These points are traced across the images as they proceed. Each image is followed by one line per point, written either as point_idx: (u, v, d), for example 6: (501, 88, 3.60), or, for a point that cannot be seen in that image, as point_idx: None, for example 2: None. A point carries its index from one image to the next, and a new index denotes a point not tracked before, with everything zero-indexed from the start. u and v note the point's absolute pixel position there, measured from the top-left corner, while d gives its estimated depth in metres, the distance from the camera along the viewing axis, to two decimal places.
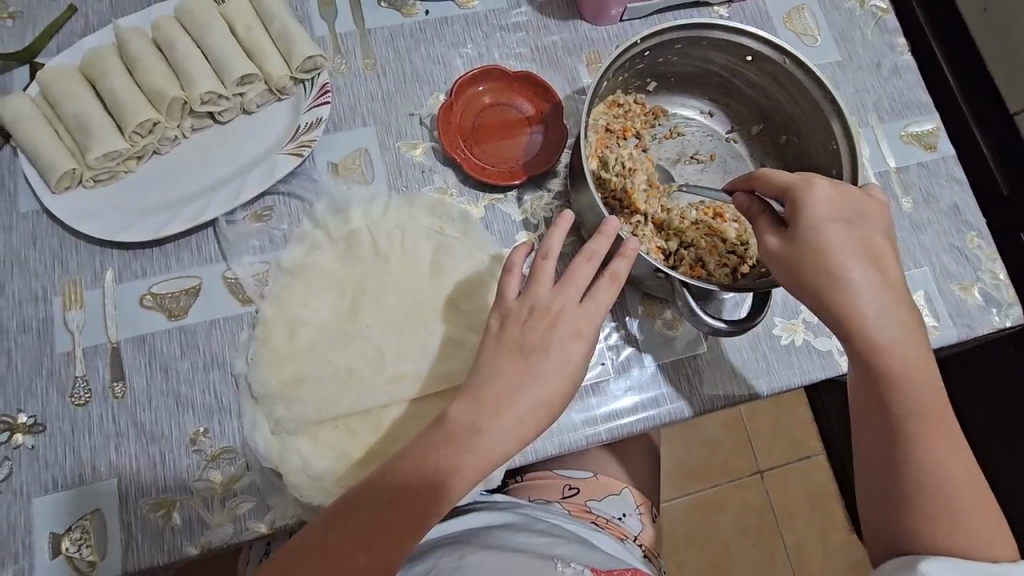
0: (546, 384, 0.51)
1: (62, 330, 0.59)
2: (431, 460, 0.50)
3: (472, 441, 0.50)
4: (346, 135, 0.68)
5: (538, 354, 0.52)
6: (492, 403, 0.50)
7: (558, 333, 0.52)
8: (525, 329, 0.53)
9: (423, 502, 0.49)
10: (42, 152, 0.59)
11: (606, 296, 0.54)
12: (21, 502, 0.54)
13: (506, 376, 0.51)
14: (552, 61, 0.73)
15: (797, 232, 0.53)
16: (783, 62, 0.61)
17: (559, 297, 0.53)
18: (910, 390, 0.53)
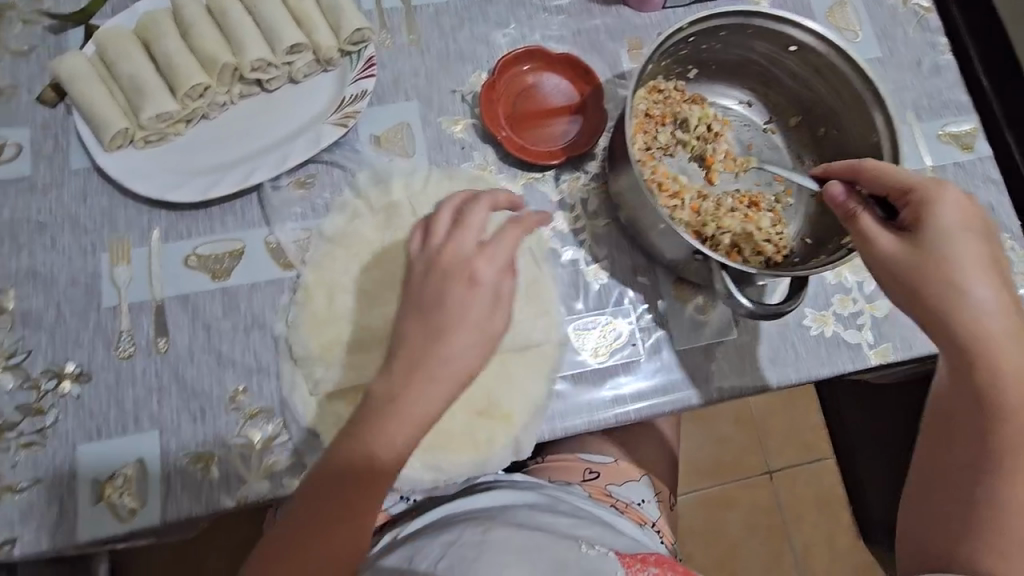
0: (432, 357, 0.50)
1: (110, 285, 0.60)
2: (365, 441, 0.49)
3: (385, 420, 0.49)
4: (390, 109, 0.69)
5: (419, 313, 0.50)
6: (398, 387, 0.49)
7: (442, 290, 0.50)
8: (416, 292, 0.51)
9: (363, 481, 0.49)
10: (97, 111, 0.60)
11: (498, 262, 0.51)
12: (66, 448, 0.56)
13: (406, 348, 0.50)
14: (593, 45, 0.74)
15: (925, 233, 0.52)
16: (827, 52, 0.61)
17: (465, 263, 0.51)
18: (1009, 414, 0.50)
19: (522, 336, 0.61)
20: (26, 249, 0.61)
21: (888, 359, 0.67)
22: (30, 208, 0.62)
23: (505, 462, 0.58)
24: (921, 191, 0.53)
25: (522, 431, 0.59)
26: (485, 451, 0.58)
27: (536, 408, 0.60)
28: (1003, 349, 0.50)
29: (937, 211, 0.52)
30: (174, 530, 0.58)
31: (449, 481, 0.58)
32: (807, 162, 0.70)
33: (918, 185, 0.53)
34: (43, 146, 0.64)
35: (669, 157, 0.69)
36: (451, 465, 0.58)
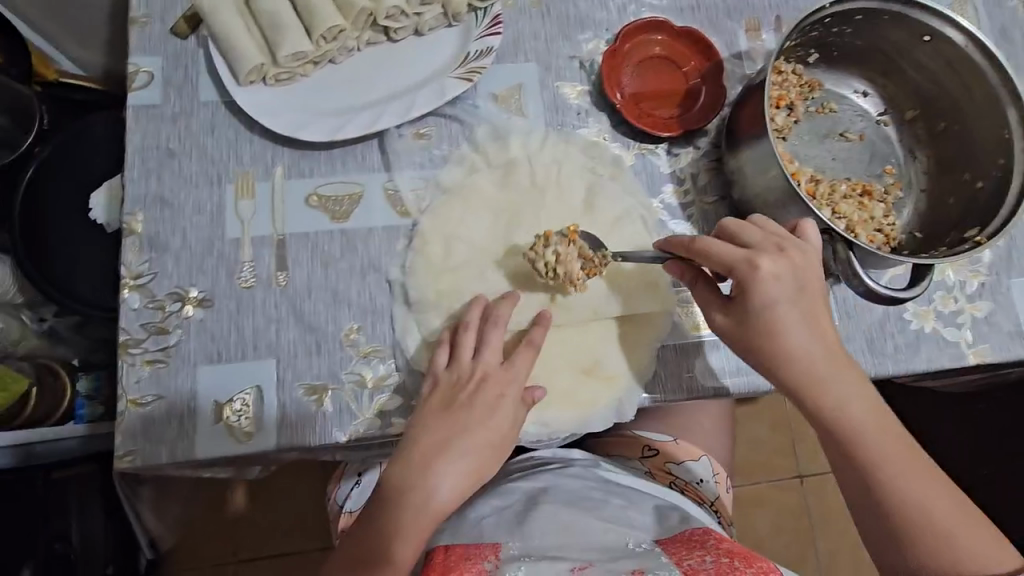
0: (473, 434, 0.55)
1: (234, 216, 0.62)
2: (437, 437, 0.55)
3: (425, 479, 0.54)
4: (509, 68, 0.69)
5: (465, 409, 0.55)
6: (431, 449, 0.54)
7: (485, 393, 0.56)
8: (457, 390, 0.56)
9: (411, 477, 0.54)
10: (237, 45, 0.61)
11: (521, 360, 0.57)
12: (188, 368, 0.58)
13: (438, 430, 0.55)
14: (712, 21, 0.73)
15: (754, 299, 0.54)
16: (966, 45, 0.61)
17: (482, 364, 0.57)
18: (860, 442, 0.54)
19: (633, 303, 0.61)
20: (155, 174, 0.62)
21: (986, 360, 0.66)
22: (159, 134, 0.63)
23: (608, 422, 0.59)
24: (740, 261, 0.54)
25: (627, 394, 0.60)
26: (589, 410, 0.59)
27: (641, 374, 0.60)
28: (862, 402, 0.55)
29: (762, 272, 0.54)
30: (280, 458, 0.60)
31: (552, 435, 0.59)
32: (920, 157, 0.70)
33: (743, 252, 0.54)
34: (174, 76, 0.65)
35: (782, 140, 0.69)
36: (555, 419, 0.59)
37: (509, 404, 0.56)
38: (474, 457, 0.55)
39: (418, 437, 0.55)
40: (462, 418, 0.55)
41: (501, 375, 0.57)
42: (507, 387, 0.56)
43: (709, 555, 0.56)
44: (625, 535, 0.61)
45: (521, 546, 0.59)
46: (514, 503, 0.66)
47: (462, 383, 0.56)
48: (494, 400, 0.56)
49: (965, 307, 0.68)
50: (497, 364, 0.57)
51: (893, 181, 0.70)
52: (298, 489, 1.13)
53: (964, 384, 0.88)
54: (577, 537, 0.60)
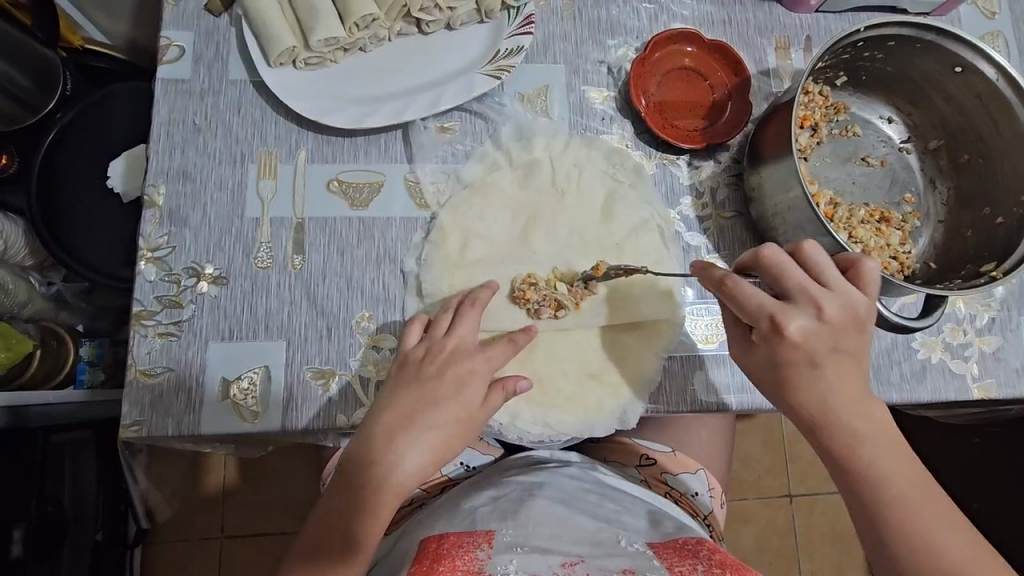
0: (441, 408, 0.53)
1: (254, 196, 0.62)
2: (403, 409, 0.53)
3: (392, 446, 0.52)
4: (536, 69, 0.69)
5: (433, 381, 0.54)
6: (406, 415, 0.53)
7: (453, 371, 0.54)
8: (424, 364, 0.54)
9: (372, 453, 0.52)
10: (269, 26, 0.62)
11: (499, 352, 0.56)
12: (199, 343, 0.58)
13: (403, 404, 0.53)
14: (742, 37, 0.73)
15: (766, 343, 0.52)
16: (997, 80, 0.61)
17: (455, 339, 0.56)
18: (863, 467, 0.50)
19: (645, 311, 0.61)
20: (179, 149, 0.62)
21: (990, 395, 0.66)
22: (186, 109, 0.63)
23: (610, 428, 0.59)
24: (768, 319, 0.51)
25: (632, 402, 0.60)
26: (593, 415, 0.59)
27: (648, 384, 0.60)
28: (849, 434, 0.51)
29: (790, 334, 0.50)
30: (283, 439, 0.60)
31: (553, 437, 0.59)
32: (940, 188, 0.70)
33: (773, 304, 0.51)
34: (203, 53, 0.65)
35: (804, 160, 0.69)
36: (561, 423, 0.59)
37: (478, 383, 0.55)
38: (443, 430, 0.53)
39: (382, 413, 0.53)
40: (429, 392, 0.53)
41: (472, 353, 0.55)
42: (479, 359, 0.55)
43: (701, 564, 0.55)
44: (618, 534, 0.62)
45: (517, 535, 0.59)
46: (511, 494, 0.67)
47: (432, 353, 0.55)
48: (465, 377, 0.54)
49: (973, 341, 0.68)
50: (473, 345, 0.56)
51: (912, 210, 0.70)
52: (291, 472, 1.13)
53: (963, 416, 0.88)
54: (571, 531, 0.61)
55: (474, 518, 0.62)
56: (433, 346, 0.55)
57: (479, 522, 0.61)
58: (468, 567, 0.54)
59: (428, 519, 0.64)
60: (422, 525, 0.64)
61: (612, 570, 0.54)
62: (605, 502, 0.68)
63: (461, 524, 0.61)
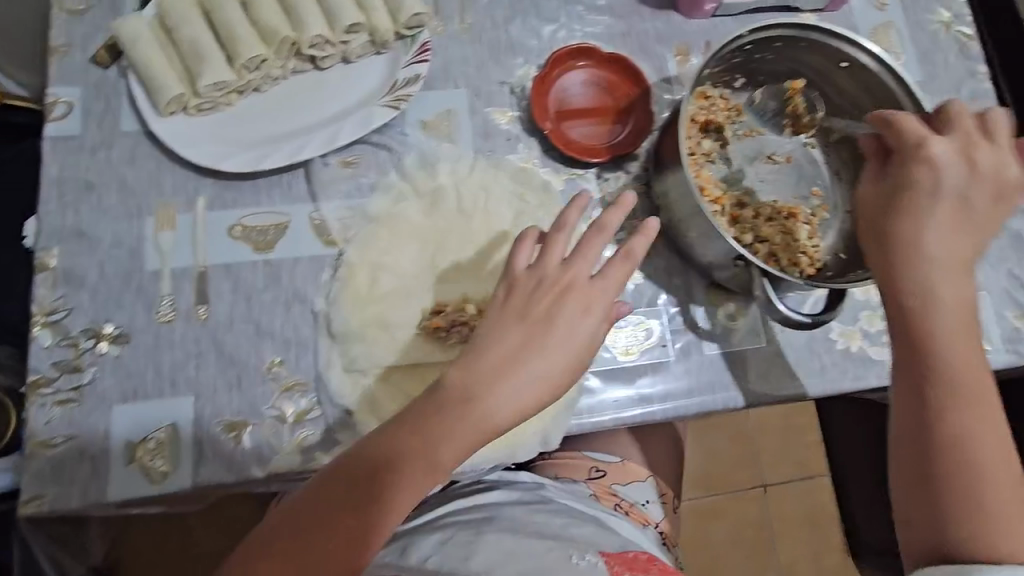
0: (547, 354, 0.51)
1: (153, 249, 0.60)
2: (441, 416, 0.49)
3: (477, 405, 0.49)
4: (438, 96, 0.69)
5: (542, 320, 0.51)
6: (506, 363, 0.50)
7: (568, 306, 0.52)
8: (534, 299, 0.52)
9: (389, 460, 0.47)
10: (153, 74, 0.60)
11: (618, 273, 0.54)
12: (102, 407, 0.56)
13: (514, 335, 0.51)
14: (643, 47, 0.74)
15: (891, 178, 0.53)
16: (880, 73, 0.63)
17: (571, 271, 0.53)
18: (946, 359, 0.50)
19: None
20: (72, 207, 0.61)
21: None
22: (77, 166, 0.62)
23: (532, 451, 0.60)
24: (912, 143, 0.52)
25: (553, 424, 0.61)
26: (515, 440, 0.60)
27: (570, 404, 0.62)
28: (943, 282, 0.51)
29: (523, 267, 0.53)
30: (201, 496, 0.58)
31: (476, 467, 0.60)
32: (845, 180, 0.71)
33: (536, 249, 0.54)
34: (92, 106, 0.63)
35: (710, 164, 0.70)
36: (483, 451, 0.60)
37: (593, 318, 0.52)
38: (545, 375, 0.51)
39: (486, 350, 0.51)
40: (540, 333, 0.51)
41: (588, 288, 0.53)
42: (598, 298, 0.53)
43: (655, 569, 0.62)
44: (570, 550, 0.62)
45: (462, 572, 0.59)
46: (456, 537, 0.66)
47: (546, 288, 0.52)
48: (579, 313, 0.52)
49: None
50: (586, 279, 0.53)
51: (820, 203, 0.71)
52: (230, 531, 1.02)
53: None
54: (522, 558, 0.60)
55: (423, 565, 0.61)
56: (547, 276, 0.52)
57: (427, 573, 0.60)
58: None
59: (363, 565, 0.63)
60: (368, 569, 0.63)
61: None
62: (553, 520, 0.69)
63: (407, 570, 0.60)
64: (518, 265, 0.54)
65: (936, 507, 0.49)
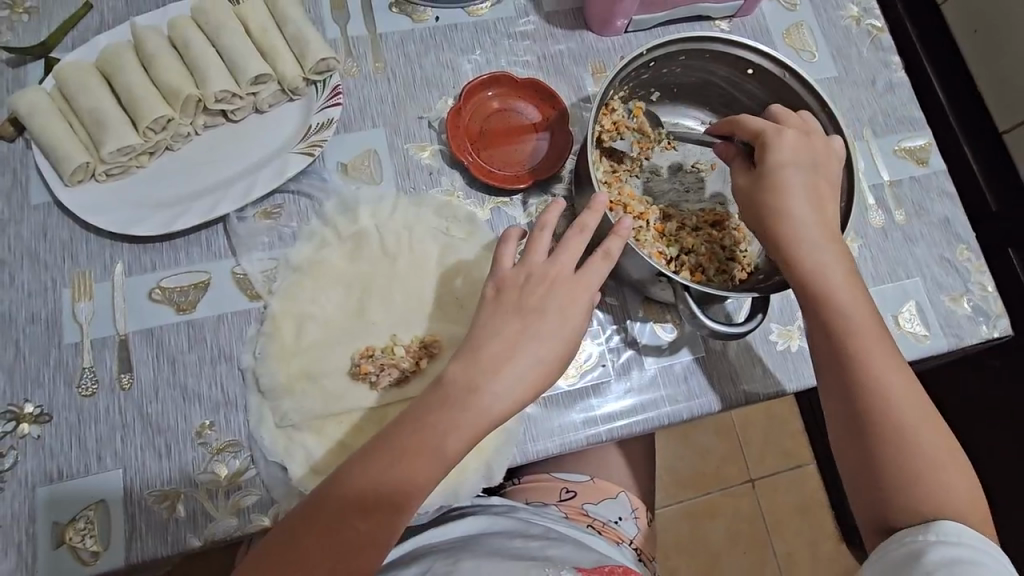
0: (541, 342, 0.52)
1: (71, 322, 0.59)
2: (412, 433, 0.50)
3: (472, 402, 0.50)
4: (356, 136, 0.69)
5: (540, 311, 0.53)
6: (492, 362, 0.51)
7: (557, 298, 0.53)
8: (525, 293, 0.53)
9: (365, 479, 0.49)
10: (55, 144, 0.60)
11: (600, 269, 0.55)
12: (25, 491, 0.54)
13: (501, 336, 0.52)
14: (558, 69, 0.75)
15: (765, 181, 0.58)
16: (784, 76, 0.63)
17: (557, 265, 0.54)
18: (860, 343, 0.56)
19: None
20: None
21: None
22: None
23: (476, 488, 0.59)
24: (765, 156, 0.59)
25: (495, 458, 0.59)
26: (457, 479, 0.59)
27: (512, 435, 0.60)
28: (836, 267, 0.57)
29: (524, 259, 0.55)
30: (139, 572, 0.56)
31: None
32: None
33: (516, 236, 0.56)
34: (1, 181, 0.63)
35: (634, 178, 0.70)
36: None
37: (582, 307, 0.54)
38: (537, 369, 0.52)
39: (482, 346, 0.52)
40: (531, 324, 0.52)
41: (573, 282, 0.54)
42: (584, 287, 0.54)
43: None
44: (545, 569, 0.66)
45: None
46: (435, 567, 0.67)
47: (534, 282, 0.54)
48: (568, 305, 0.53)
49: None
50: (571, 272, 0.55)
51: None
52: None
53: None
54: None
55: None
56: (535, 270, 0.54)
57: None
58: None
59: None
60: None
61: None
62: (530, 542, 0.71)
63: None
64: (506, 262, 0.56)
65: (874, 474, 0.55)
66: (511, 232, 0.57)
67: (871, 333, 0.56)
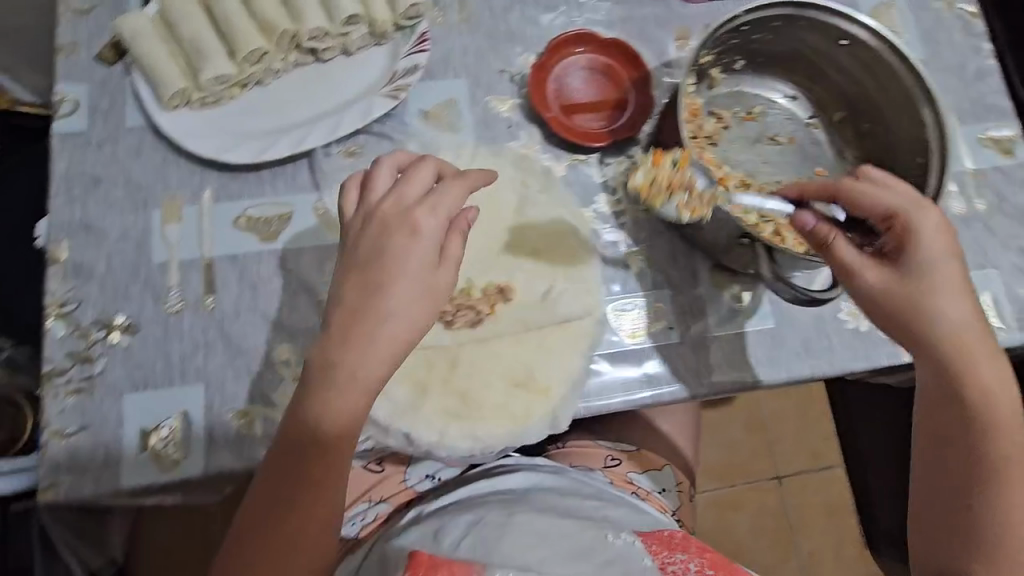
0: (394, 285, 0.49)
1: (160, 242, 0.61)
2: (311, 414, 0.48)
3: (372, 355, 0.48)
4: (438, 84, 0.69)
5: (382, 252, 0.50)
6: (358, 310, 0.48)
7: (393, 239, 0.50)
8: (359, 238, 0.51)
9: (314, 462, 0.48)
10: (158, 68, 0.62)
11: (451, 200, 0.51)
12: (113, 397, 0.57)
13: (361, 286, 0.49)
14: (641, 32, 0.74)
15: (905, 264, 0.52)
16: (878, 47, 0.62)
17: (394, 201, 0.51)
18: (983, 405, 0.52)
19: (563, 311, 0.62)
20: (80, 201, 0.62)
21: (921, 357, 0.67)
22: (84, 162, 0.63)
23: (541, 433, 0.59)
24: (890, 212, 0.53)
25: (562, 405, 0.60)
26: (521, 423, 0.59)
27: (578, 384, 0.61)
28: (947, 317, 0.52)
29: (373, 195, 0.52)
30: (212, 484, 0.59)
31: (485, 449, 0.58)
32: (850, 158, 0.71)
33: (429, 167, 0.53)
34: (98, 103, 0.65)
35: (712, 146, 0.70)
36: (486, 433, 0.58)
37: (429, 240, 0.50)
38: (403, 315, 0.49)
39: (348, 290, 0.49)
40: (375, 268, 0.49)
41: (405, 218, 0.50)
42: (418, 213, 0.50)
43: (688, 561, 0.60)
44: (603, 529, 0.64)
45: (502, 554, 0.58)
46: (487, 518, 0.65)
47: (369, 220, 0.51)
48: (404, 245, 0.50)
49: None
50: (410, 203, 0.51)
51: None
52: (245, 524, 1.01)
53: None
54: (553, 537, 0.61)
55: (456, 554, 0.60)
56: (382, 212, 0.51)
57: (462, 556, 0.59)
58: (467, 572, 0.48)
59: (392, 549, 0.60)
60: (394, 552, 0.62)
61: None
62: (581, 501, 0.72)
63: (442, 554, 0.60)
64: (350, 205, 0.53)
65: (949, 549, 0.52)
66: (357, 177, 0.55)
67: (1010, 414, 0.52)
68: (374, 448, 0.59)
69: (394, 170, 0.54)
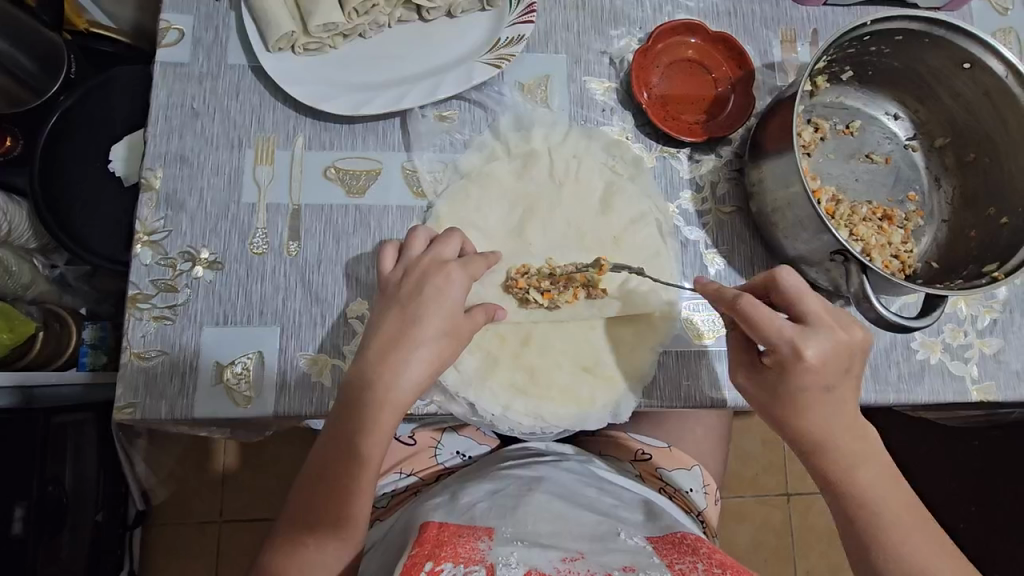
0: (427, 321, 0.54)
1: (251, 182, 0.62)
2: (337, 442, 0.54)
3: (385, 397, 0.52)
4: (537, 58, 0.68)
5: (415, 290, 0.54)
6: (388, 342, 0.54)
7: (431, 281, 0.55)
8: (400, 283, 0.55)
9: (332, 475, 0.54)
10: (269, 8, 0.62)
11: (475, 267, 0.56)
12: (194, 328, 0.58)
13: (398, 320, 0.54)
14: (747, 29, 0.71)
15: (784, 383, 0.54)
16: (1006, 77, 0.59)
17: (433, 254, 0.56)
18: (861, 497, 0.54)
19: (639, 305, 0.62)
20: (177, 132, 0.62)
21: (988, 398, 0.65)
22: (185, 93, 0.63)
23: (602, 421, 0.60)
24: (788, 344, 0.52)
25: (626, 396, 0.60)
26: (583, 408, 0.60)
27: (644, 376, 0.61)
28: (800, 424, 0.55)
29: (413, 253, 0.56)
30: (277, 423, 0.60)
31: (544, 429, 0.60)
32: (945, 186, 0.69)
33: (792, 330, 0.52)
34: (203, 37, 0.65)
35: (807, 157, 0.67)
36: (550, 413, 0.60)
37: (458, 282, 0.55)
38: (433, 346, 0.54)
39: (380, 318, 0.55)
40: (411, 308, 0.54)
41: (439, 266, 0.55)
42: (451, 267, 0.55)
43: (701, 561, 0.51)
44: (618, 527, 0.59)
45: (516, 530, 0.55)
46: (507, 489, 0.64)
47: (410, 272, 0.55)
48: (441, 287, 0.55)
49: (974, 341, 0.67)
50: (445, 256, 0.56)
51: (915, 208, 0.69)
52: None
53: (965, 420, 0.86)
54: (572, 526, 0.57)
55: (473, 512, 0.58)
56: (410, 262, 0.56)
57: (479, 517, 0.57)
58: (470, 555, 0.49)
59: (430, 507, 0.60)
60: (419, 512, 0.60)
61: (612, 567, 0.50)
62: (602, 496, 0.66)
63: (459, 515, 0.57)
64: (387, 263, 0.57)
65: None
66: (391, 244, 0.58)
67: (883, 496, 0.53)
68: (436, 412, 0.59)
69: (430, 235, 0.58)
